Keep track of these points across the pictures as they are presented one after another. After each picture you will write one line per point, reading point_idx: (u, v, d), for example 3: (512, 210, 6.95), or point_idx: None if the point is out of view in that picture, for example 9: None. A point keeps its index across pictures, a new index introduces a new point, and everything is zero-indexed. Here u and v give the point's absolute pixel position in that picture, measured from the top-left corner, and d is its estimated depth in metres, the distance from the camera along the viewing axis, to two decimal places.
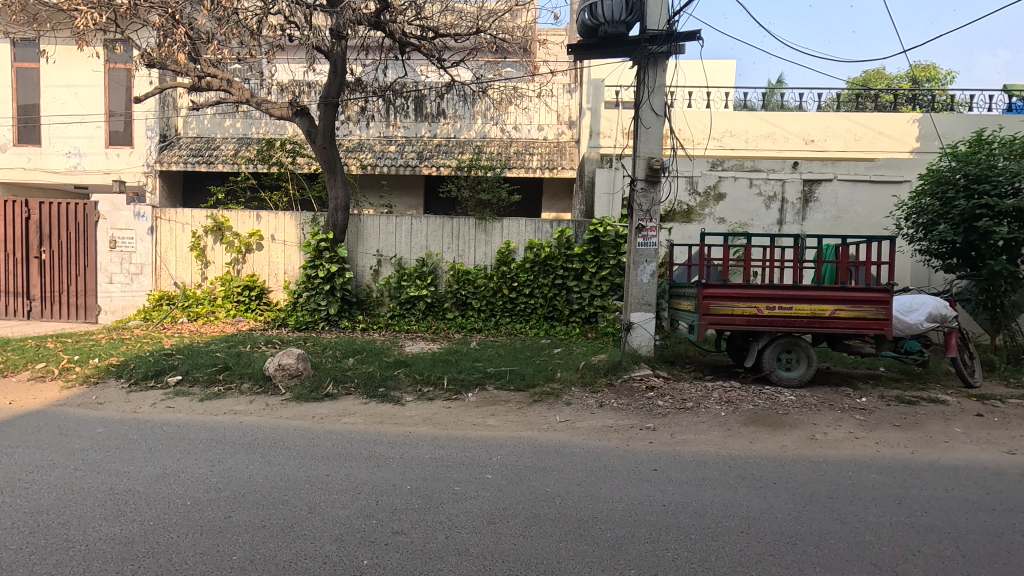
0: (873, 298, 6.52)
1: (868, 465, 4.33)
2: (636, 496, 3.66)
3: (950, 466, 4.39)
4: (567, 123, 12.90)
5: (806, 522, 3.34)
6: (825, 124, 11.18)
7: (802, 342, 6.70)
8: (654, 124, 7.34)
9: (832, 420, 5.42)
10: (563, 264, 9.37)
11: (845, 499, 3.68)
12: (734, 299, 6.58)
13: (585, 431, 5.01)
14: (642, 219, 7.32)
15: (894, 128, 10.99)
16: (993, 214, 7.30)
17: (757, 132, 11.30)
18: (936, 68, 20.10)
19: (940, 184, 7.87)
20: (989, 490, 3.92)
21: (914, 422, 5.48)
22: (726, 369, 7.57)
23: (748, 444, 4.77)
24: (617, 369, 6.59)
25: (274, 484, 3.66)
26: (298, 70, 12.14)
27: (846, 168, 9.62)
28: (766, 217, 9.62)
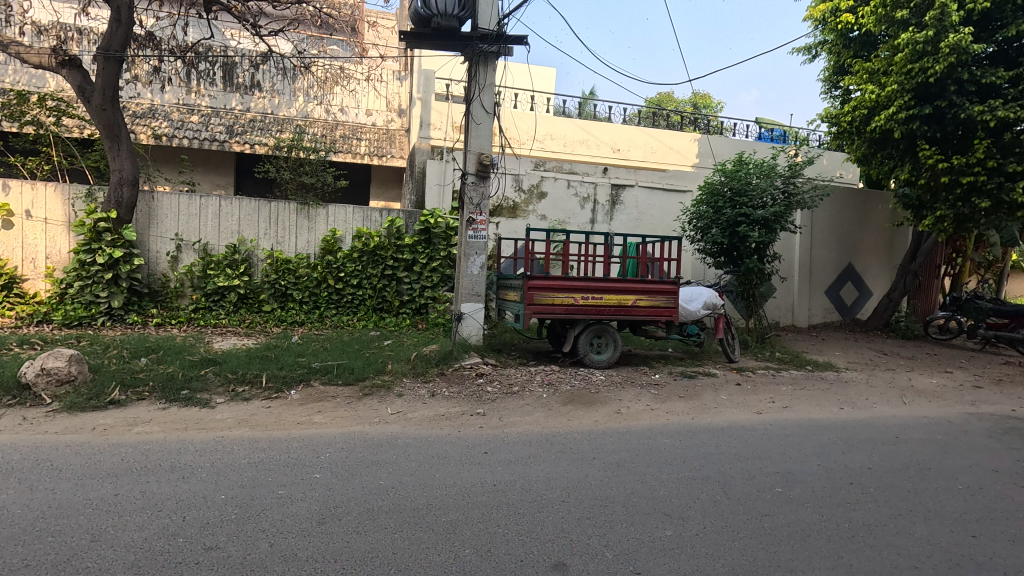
0: (665, 289, 7.61)
1: (661, 432, 5.07)
2: (469, 479, 3.80)
3: (719, 427, 5.36)
4: (396, 111, 12.64)
5: (614, 486, 3.80)
6: (628, 136, 12.67)
7: (610, 328, 7.54)
8: (484, 121, 7.57)
9: (633, 395, 6.24)
10: (393, 254, 9.21)
11: (644, 462, 4.28)
12: (554, 290, 7.13)
13: (418, 421, 5.02)
14: (473, 213, 7.52)
15: (680, 145, 12.90)
16: (749, 221, 9.02)
17: (574, 137, 12.36)
18: (710, 96, 24.01)
19: (713, 195, 9.46)
20: (745, 443, 4.88)
21: (694, 392, 6.57)
22: (547, 354, 8.19)
23: (566, 421, 5.25)
24: (447, 358, 6.71)
25: (39, 514, 3.00)
26: (65, 11, 9.98)
27: (645, 176, 11.01)
28: (581, 216, 10.59)
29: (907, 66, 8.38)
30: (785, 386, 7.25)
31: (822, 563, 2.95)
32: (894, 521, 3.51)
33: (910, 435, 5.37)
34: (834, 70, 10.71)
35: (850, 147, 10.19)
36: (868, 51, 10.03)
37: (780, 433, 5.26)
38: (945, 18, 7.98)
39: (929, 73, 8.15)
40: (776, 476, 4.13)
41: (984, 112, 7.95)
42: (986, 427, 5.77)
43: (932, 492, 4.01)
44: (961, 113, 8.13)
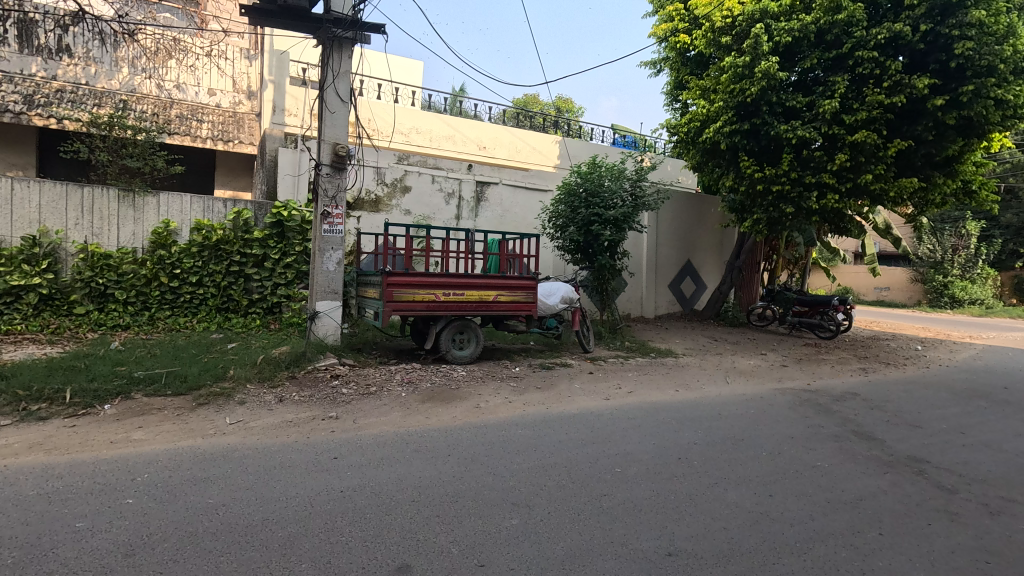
0: (524, 285, 7.88)
1: (516, 423, 5.24)
2: (314, 488, 3.59)
3: (571, 415, 5.67)
4: (245, 93, 11.56)
5: (466, 481, 3.84)
6: (494, 134, 12.91)
7: (472, 324, 7.61)
8: (339, 110, 7.20)
9: (493, 389, 6.37)
10: (239, 249, 8.43)
11: (497, 455, 4.38)
12: (415, 287, 7.03)
13: (261, 430, 4.64)
14: (328, 206, 7.12)
15: (543, 146, 13.43)
16: (601, 221, 9.66)
17: (439, 133, 12.30)
18: (571, 101, 25.25)
19: (570, 195, 9.98)
20: (592, 429, 5.22)
21: (550, 383, 6.90)
22: (410, 351, 8.06)
23: (424, 419, 5.20)
24: (300, 360, 6.31)
25: None
26: None
27: (508, 174, 11.27)
28: (446, 212, 10.56)
29: (731, 86, 9.58)
30: (632, 373, 7.90)
31: (649, 534, 3.24)
32: (711, 488, 3.98)
33: (729, 411, 6.14)
34: (675, 85, 11.86)
35: (688, 155, 11.36)
36: (701, 71, 11.23)
37: (624, 416, 5.72)
38: (759, 47, 9.19)
39: (747, 93, 9.37)
40: (616, 458, 4.47)
41: (787, 131, 9.22)
42: (787, 400, 6.78)
43: (742, 459, 4.61)
44: (771, 131, 9.41)
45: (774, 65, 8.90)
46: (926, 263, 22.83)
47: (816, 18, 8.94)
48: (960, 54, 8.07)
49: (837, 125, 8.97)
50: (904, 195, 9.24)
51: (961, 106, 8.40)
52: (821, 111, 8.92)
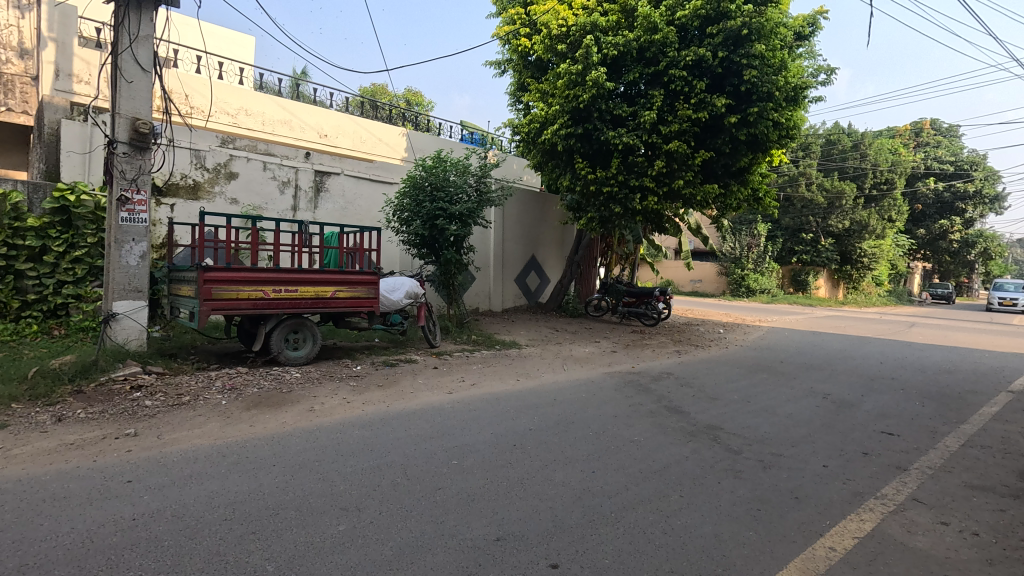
0: (364, 279, 7.61)
1: (352, 424, 5.01)
2: (97, 519, 3.06)
3: (411, 411, 5.59)
4: (14, 49, 10.36)
5: (290, 491, 3.57)
6: (336, 122, 12.31)
7: (307, 323, 7.11)
8: (139, 79, 6.24)
9: (330, 390, 6.04)
10: (6, 240, 6.92)
11: (328, 459, 4.15)
12: (239, 283, 6.38)
13: (29, 457, 3.85)
14: (126, 190, 6.15)
15: (390, 138, 13.02)
16: (446, 215, 9.68)
17: (274, 116, 11.39)
18: (420, 94, 24.98)
19: (415, 188, 9.83)
20: (432, 424, 5.20)
21: (392, 381, 6.73)
22: (236, 355, 7.30)
23: (247, 428, 4.74)
24: (89, 371, 5.37)
25: None
26: None
27: (351, 164, 10.67)
28: (280, 202, 9.74)
29: (566, 91, 10.26)
30: (476, 365, 8.04)
31: (480, 522, 3.30)
32: (541, 471, 4.19)
33: (563, 396, 6.54)
34: (518, 87, 12.34)
35: (530, 155, 11.90)
36: (541, 75, 11.76)
37: (464, 409, 5.79)
38: (590, 57, 10.03)
39: (580, 99, 10.09)
40: (453, 451, 4.50)
41: (615, 137, 10.08)
42: (613, 383, 7.43)
43: (571, 441, 4.93)
44: (601, 136, 10.22)
45: (602, 75, 9.71)
46: (729, 259, 26.64)
47: (637, 36, 9.91)
48: (748, 80, 9.50)
49: (655, 134, 10.02)
50: (708, 199, 10.62)
51: (749, 125, 9.88)
52: (642, 120, 9.90)
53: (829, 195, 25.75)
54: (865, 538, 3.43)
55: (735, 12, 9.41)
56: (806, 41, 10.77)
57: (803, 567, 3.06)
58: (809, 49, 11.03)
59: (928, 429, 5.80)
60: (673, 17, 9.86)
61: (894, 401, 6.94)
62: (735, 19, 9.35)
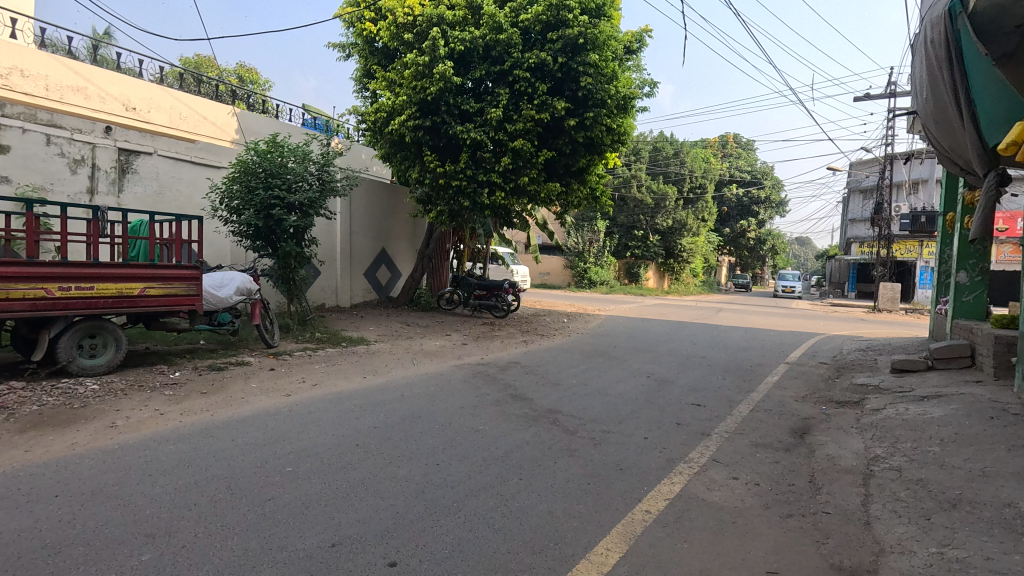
0: (183, 275, 6.78)
1: (166, 439, 4.43)
2: None
3: (241, 418, 5.11)
4: None
5: (80, 523, 3.04)
6: (148, 95, 10.78)
7: (109, 326, 6.12)
8: None
9: (138, 402, 5.28)
10: None
11: (132, 481, 3.62)
12: (10, 279, 5.27)
13: None
14: None
15: (217, 117, 11.74)
16: (283, 205, 8.98)
17: (63, 81, 9.59)
18: (257, 72, 22.88)
19: (246, 174, 8.97)
20: (265, 430, 4.80)
21: (218, 387, 6.09)
22: (9, 367, 6.03)
23: (22, 453, 3.95)
24: None
25: None
26: None
27: (166, 144, 9.38)
28: (72, 184, 8.22)
29: (413, 82, 10.11)
30: (319, 364, 7.60)
31: (313, 530, 3.12)
32: (384, 469, 4.09)
33: (411, 391, 6.47)
34: (363, 73, 11.84)
35: (377, 145, 11.49)
36: (388, 63, 11.39)
37: (303, 411, 5.44)
38: (436, 50, 9.95)
39: (427, 91, 10.01)
40: (287, 457, 4.20)
41: (463, 132, 10.18)
42: (462, 374, 7.54)
43: (417, 435, 4.90)
44: (449, 130, 10.25)
45: (449, 69, 9.75)
46: (573, 253, 28.49)
47: (483, 34, 10.10)
48: (584, 86, 10.21)
49: (502, 132, 10.31)
50: (552, 197, 11.21)
51: (586, 128, 10.62)
52: (489, 117, 10.13)
53: (656, 196, 28.77)
54: (674, 498, 3.91)
55: (572, 21, 10.03)
56: (634, 55, 11.84)
57: (623, 531, 3.39)
58: (636, 63, 12.16)
59: (727, 399, 6.79)
60: (516, 19, 10.21)
61: (703, 376, 8.01)
62: (573, 28, 9.97)
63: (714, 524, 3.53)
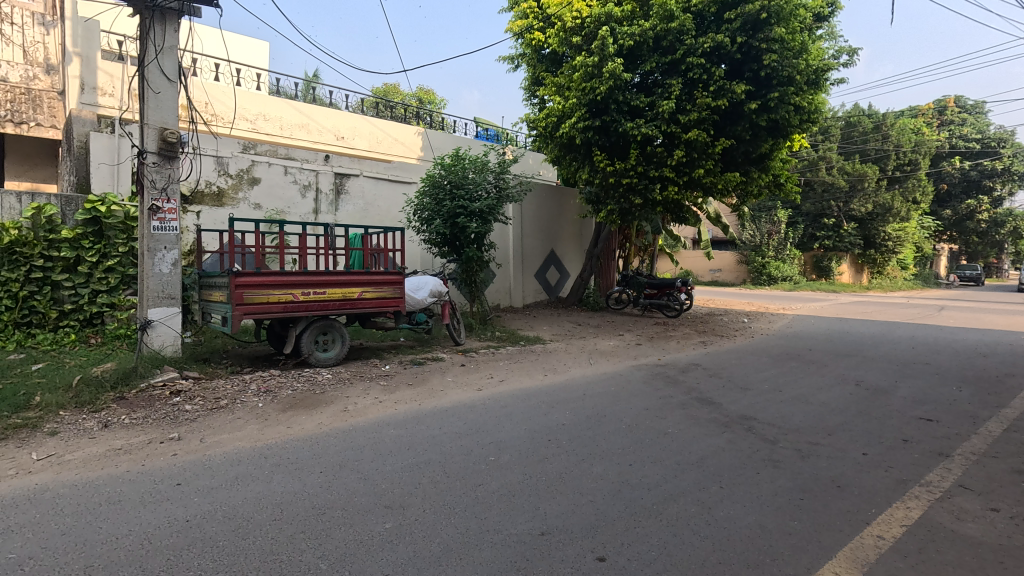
0: (390, 280, 7.70)
1: (386, 424, 5.07)
2: (148, 522, 3.16)
3: (443, 408, 5.64)
4: (41, 66, 10.18)
5: (334, 490, 3.65)
6: (352, 124, 12.61)
7: (335, 324, 7.21)
8: (165, 90, 6.52)
9: (361, 390, 6.14)
10: (42, 252, 7.24)
11: (368, 459, 4.21)
12: (266, 287, 6.51)
13: (79, 463, 3.99)
14: (156, 199, 6.40)
15: (405, 137, 13.28)
16: (467, 213, 9.70)
17: (291, 120, 11.72)
18: (434, 93, 25.12)
19: (435, 187, 9.87)
20: (464, 420, 5.25)
21: (421, 379, 6.82)
22: (267, 358, 7.44)
23: (285, 429, 4.81)
24: (130, 377, 5.64)
25: None
26: None
27: (369, 166, 10.79)
28: (302, 206, 9.87)
29: (582, 84, 10.15)
30: (502, 362, 8.06)
31: (523, 517, 3.33)
32: (578, 465, 4.20)
33: (593, 390, 6.54)
34: (532, 81, 12.25)
35: (547, 148, 11.78)
36: (556, 68, 11.70)
37: (496, 405, 5.81)
38: (605, 49, 9.86)
39: (597, 91, 9.98)
40: (489, 447, 4.54)
41: (634, 128, 9.95)
42: (642, 375, 7.39)
43: (606, 434, 4.94)
44: (619, 128, 10.10)
45: (619, 66, 9.61)
46: (749, 246, 26.33)
47: (653, 25, 9.81)
48: (768, 65, 9.34)
49: (674, 124, 9.88)
50: (729, 187, 10.49)
51: (770, 110, 9.73)
52: (660, 111, 9.79)
53: (851, 178, 25.37)
54: (913, 525, 3.39)
55: None
56: (826, 21, 10.52)
57: (851, 555, 3.03)
58: (829, 31, 10.80)
59: (968, 414, 5.70)
60: (688, 4, 9.72)
61: (932, 386, 6.81)
62: (754, 3, 9.19)
63: (972, 561, 2.98)
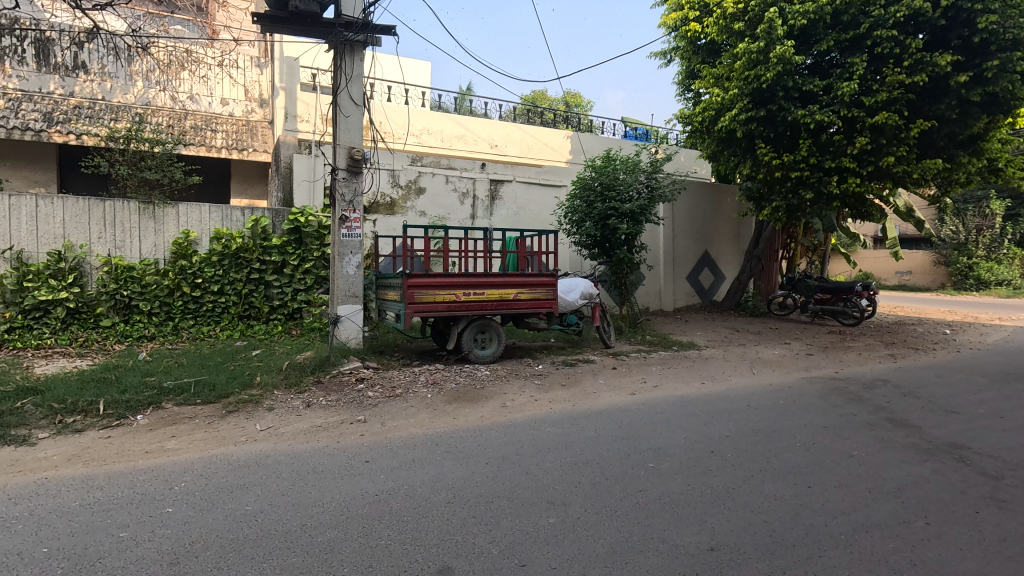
0: (544, 282, 7.90)
1: (543, 421, 5.21)
2: (346, 492, 3.62)
3: (597, 411, 5.64)
4: (257, 101, 12.24)
5: (499, 481, 3.84)
6: (505, 132, 13.16)
7: (492, 323, 7.59)
8: (353, 113, 7.41)
9: (517, 388, 6.39)
10: (259, 256, 8.66)
11: (528, 454, 4.37)
12: (434, 288, 7.08)
13: (291, 435, 4.71)
14: (345, 210, 7.30)
15: (554, 142, 13.54)
16: (618, 215, 9.58)
17: (451, 132, 12.58)
18: (580, 96, 25.24)
19: (585, 189, 9.91)
20: (620, 424, 5.20)
21: (574, 380, 6.89)
22: (431, 353, 8.08)
23: (451, 420, 5.20)
24: (324, 365, 6.49)
25: None
26: None
27: (521, 171, 11.19)
28: (460, 212, 10.56)
29: (745, 72, 9.45)
30: (655, 367, 7.83)
31: (689, 529, 3.20)
32: (747, 481, 3.92)
33: (758, 402, 6.05)
34: (686, 75, 11.71)
35: (703, 145, 11.15)
36: (713, 59, 11.07)
37: (652, 411, 5.66)
38: (773, 32, 9.07)
39: (762, 79, 9.22)
40: (647, 453, 4.44)
41: (806, 116, 9.02)
42: (816, 389, 6.65)
43: (778, 450, 4.54)
44: (788, 116, 9.21)
45: (789, 49, 8.78)
46: (950, 245, 22.38)
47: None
48: (984, 28, 7.90)
49: (857, 107, 8.78)
50: (928, 177, 9.01)
51: (986, 82, 8.21)
52: (839, 94, 8.75)
53: None
54: None
55: None
56: None
57: None
58: None
59: None
60: None
61: None
62: None
63: None
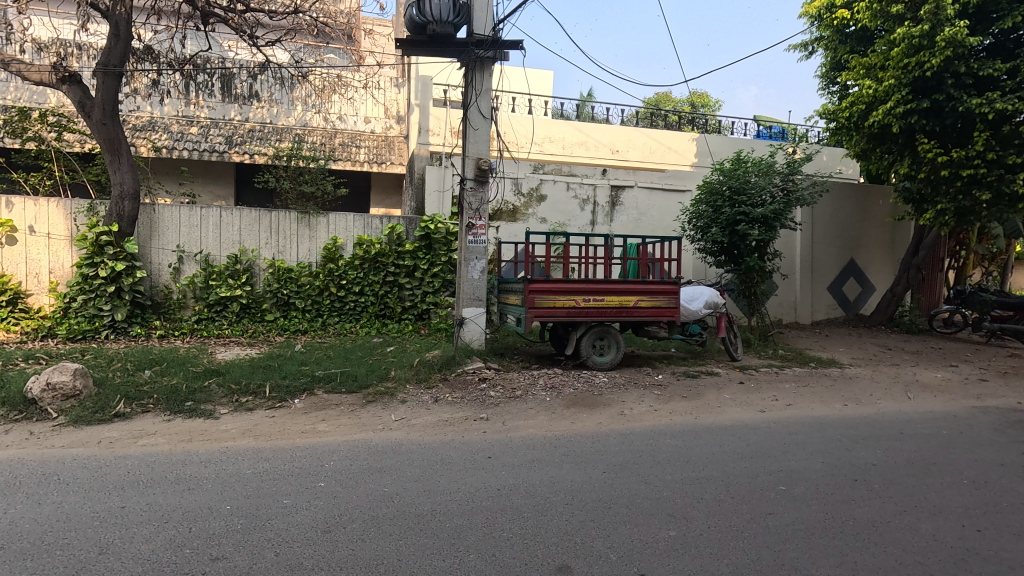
0: (666, 290, 7.68)
1: (663, 433, 5.09)
2: (473, 484, 3.84)
3: (722, 426, 5.38)
4: (395, 118, 13.37)
5: (618, 488, 3.84)
6: (627, 137, 12.99)
7: (611, 330, 7.56)
8: (482, 126, 7.82)
9: (636, 397, 6.29)
10: (394, 261, 9.41)
11: (647, 464, 4.30)
12: (554, 293, 7.21)
13: (421, 427, 5.09)
14: (472, 218, 7.69)
15: (678, 145, 13.12)
16: (749, 220, 9.03)
17: (572, 140, 12.70)
18: (707, 96, 24.11)
19: (712, 194, 9.49)
20: (748, 441, 4.91)
21: (696, 392, 6.62)
22: (549, 357, 8.23)
23: (570, 424, 5.27)
24: (450, 363, 6.88)
25: (61, 524, 3.15)
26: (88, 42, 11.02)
27: (644, 176, 10.99)
28: (580, 218, 10.63)
29: (903, 60, 8.47)
30: (789, 384, 7.26)
31: (827, 561, 2.96)
32: (899, 516, 3.52)
33: (916, 430, 5.35)
34: (831, 66, 10.72)
35: (849, 142, 10.09)
36: (865, 47, 10.04)
37: (785, 430, 5.27)
38: (940, 12, 8.02)
39: (926, 67, 8.21)
40: (778, 474, 4.16)
41: (983, 105, 7.91)
42: (992, 420, 5.74)
43: (939, 486, 4.01)
44: (959, 106, 8.10)
45: (962, 31, 7.74)
46: None
47: None
48: None
49: None
50: None
51: None
52: None
53: None
54: None
55: None
56: None
57: None
58: None
59: None
60: None
61: None
62: None
63: None
